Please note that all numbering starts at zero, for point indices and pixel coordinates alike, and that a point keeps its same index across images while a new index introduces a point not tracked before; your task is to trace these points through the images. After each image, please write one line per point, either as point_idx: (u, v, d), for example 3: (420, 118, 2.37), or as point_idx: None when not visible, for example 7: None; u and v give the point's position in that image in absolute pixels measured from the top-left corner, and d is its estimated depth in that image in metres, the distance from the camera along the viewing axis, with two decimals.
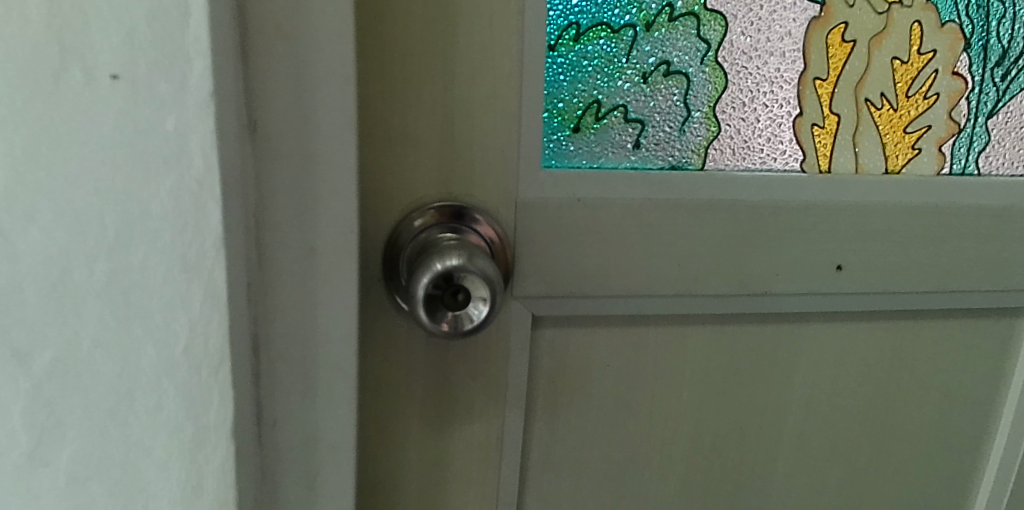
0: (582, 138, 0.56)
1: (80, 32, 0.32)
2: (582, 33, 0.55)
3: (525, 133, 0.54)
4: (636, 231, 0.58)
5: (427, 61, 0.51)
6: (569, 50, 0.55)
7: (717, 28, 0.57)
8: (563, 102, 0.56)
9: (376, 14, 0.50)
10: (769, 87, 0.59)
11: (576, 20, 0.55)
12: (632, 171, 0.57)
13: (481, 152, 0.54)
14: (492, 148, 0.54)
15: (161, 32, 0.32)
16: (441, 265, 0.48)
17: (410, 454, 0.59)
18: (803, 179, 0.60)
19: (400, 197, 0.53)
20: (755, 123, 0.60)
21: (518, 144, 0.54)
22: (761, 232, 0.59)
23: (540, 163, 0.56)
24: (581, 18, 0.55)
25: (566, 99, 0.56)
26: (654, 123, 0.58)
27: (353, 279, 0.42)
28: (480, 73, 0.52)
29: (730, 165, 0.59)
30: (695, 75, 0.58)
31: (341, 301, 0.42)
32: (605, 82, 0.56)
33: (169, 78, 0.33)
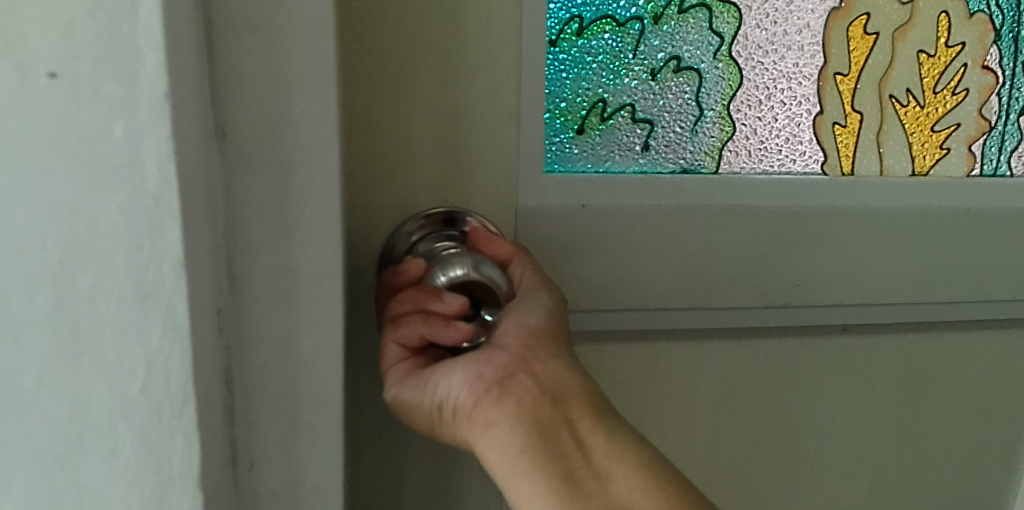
0: (586, 140, 0.52)
1: (12, 22, 0.27)
2: (586, 27, 0.51)
3: (525, 134, 0.50)
4: (647, 240, 0.53)
5: (417, 59, 0.47)
6: (573, 47, 0.51)
7: (731, 19, 0.53)
8: (566, 103, 0.52)
9: (362, 6, 0.45)
10: (788, 81, 0.55)
11: (579, 14, 0.51)
12: (641, 175, 0.53)
13: (477, 158, 0.49)
14: (490, 152, 0.50)
15: (107, 22, 0.28)
16: (493, 272, 0.45)
17: (405, 486, 0.54)
18: (825, 181, 0.55)
19: (390, 207, 0.49)
20: (772, 123, 0.55)
21: (518, 146, 0.50)
22: (779, 239, 0.55)
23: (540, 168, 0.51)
24: (585, 11, 0.51)
25: (569, 97, 0.52)
26: (663, 123, 0.54)
27: (337, 301, 0.37)
28: (476, 71, 0.48)
29: (746, 168, 0.55)
30: (707, 70, 0.53)
31: (324, 327, 0.37)
32: (611, 80, 0.52)
33: (117, 75, 0.28)
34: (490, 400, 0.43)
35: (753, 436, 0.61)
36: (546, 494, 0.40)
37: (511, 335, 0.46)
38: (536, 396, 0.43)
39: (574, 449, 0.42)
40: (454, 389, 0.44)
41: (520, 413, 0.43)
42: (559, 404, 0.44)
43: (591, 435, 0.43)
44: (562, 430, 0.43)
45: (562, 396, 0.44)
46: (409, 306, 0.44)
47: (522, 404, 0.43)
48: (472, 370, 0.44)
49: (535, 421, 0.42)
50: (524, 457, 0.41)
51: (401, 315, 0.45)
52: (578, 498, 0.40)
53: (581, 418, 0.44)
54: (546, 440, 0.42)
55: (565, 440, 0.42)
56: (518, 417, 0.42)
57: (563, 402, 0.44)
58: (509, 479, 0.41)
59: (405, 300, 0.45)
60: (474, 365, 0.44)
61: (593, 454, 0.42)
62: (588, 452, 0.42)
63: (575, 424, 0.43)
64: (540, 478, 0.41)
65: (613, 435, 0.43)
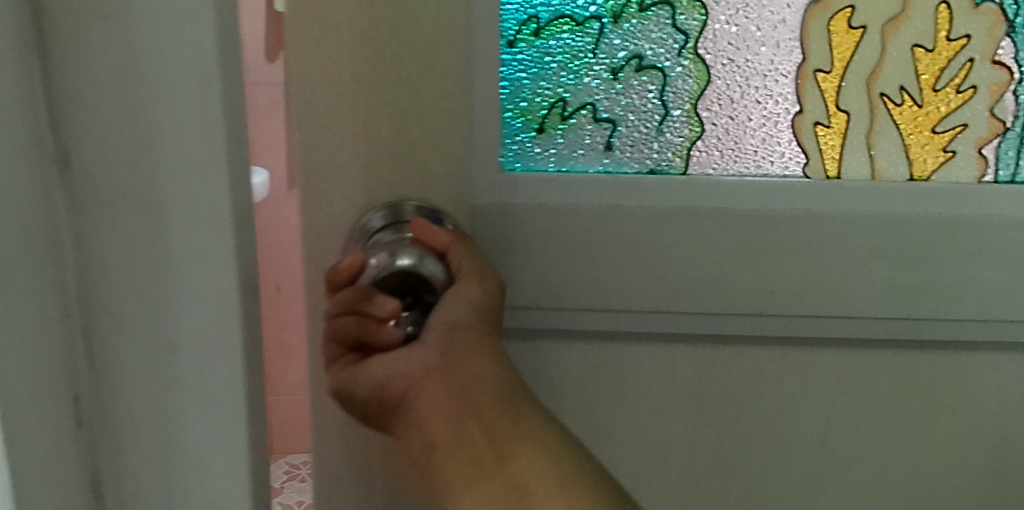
0: (548, 139, 0.52)
1: None
2: (544, 28, 0.50)
3: (478, 135, 0.51)
4: (605, 239, 0.52)
5: (362, 61, 0.47)
6: (529, 47, 0.51)
7: (693, 15, 0.50)
8: (525, 103, 0.52)
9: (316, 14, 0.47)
10: (764, 78, 0.51)
11: (536, 15, 0.50)
12: (601, 175, 0.52)
13: (434, 159, 0.50)
14: (445, 153, 0.50)
15: None
16: (432, 266, 0.48)
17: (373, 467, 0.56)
18: (805, 186, 0.51)
19: (349, 205, 0.51)
20: (747, 123, 0.52)
21: (473, 147, 0.51)
22: (755, 242, 0.52)
23: (496, 166, 0.52)
24: (542, 12, 0.50)
25: (528, 97, 0.52)
26: (626, 122, 0.53)
27: (230, 278, 0.41)
28: (426, 73, 0.48)
29: (718, 169, 0.52)
30: (672, 68, 0.51)
31: (211, 322, 0.42)
32: (570, 79, 0.52)
33: None
34: (406, 395, 0.45)
35: (730, 443, 0.59)
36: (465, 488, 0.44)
37: (434, 330, 0.46)
38: (446, 391, 0.44)
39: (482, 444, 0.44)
40: (378, 382, 0.46)
41: (435, 410, 0.44)
42: (467, 394, 0.44)
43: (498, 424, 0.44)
44: (469, 423, 0.44)
45: (473, 386, 0.44)
46: (345, 310, 0.46)
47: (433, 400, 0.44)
48: (394, 364, 0.46)
49: (443, 413, 0.44)
50: (441, 454, 0.44)
51: (337, 315, 0.46)
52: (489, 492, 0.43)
53: (490, 407, 0.44)
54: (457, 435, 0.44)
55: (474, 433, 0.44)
56: (434, 416, 0.44)
57: (473, 395, 0.44)
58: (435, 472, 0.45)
59: (340, 301, 0.46)
60: (398, 367, 0.45)
61: (502, 446, 0.44)
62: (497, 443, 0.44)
63: (484, 415, 0.44)
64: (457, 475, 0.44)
65: (522, 423, 0.44)
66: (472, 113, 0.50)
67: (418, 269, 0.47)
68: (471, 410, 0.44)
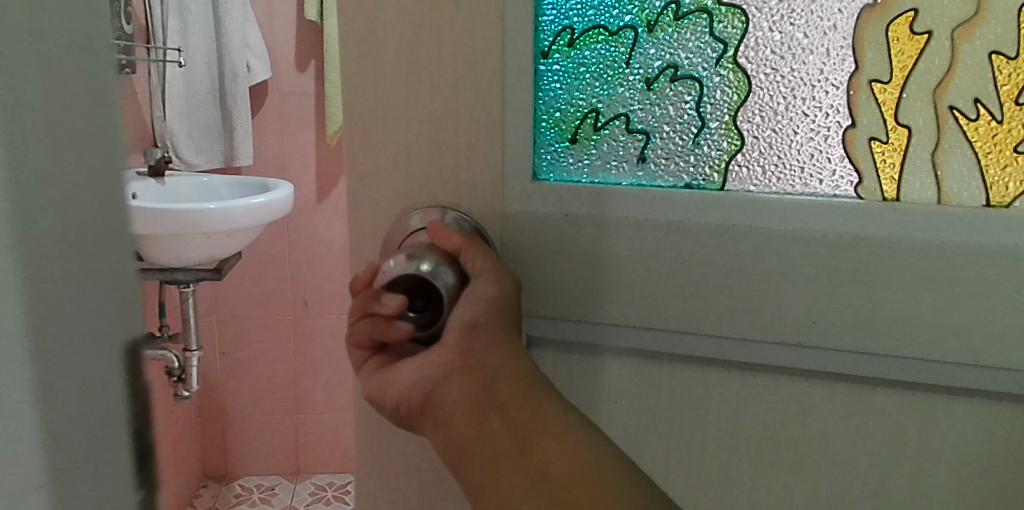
0: (581, 150, 0.49)
1: None
2: (583, 39, 0.48)
3: (511, 144, 0.48)
4: (642, 258, 0.48)
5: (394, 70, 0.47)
6: (565, 59, 0.48)
7: (732, 20, 0.46)
8: (556, 115, 0.49)
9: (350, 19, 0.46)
10: (820, 82, 0.45)
11: (576, 27, 0.48)
12: (632, 187, 0.49)
13: (465, 165, 0.48)
14: (478, 159, 0.48)
15: None
16: (440, 272, 0.44)
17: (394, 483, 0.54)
18: (868, 205, 0.45)
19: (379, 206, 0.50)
20: (792, 136, 0.47)
21: (503, 157, 0.48)
22: (808, 267, 0.46)
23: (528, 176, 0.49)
24: (584, 24, 0.48)
25: (560, 108, 0.49)
26: (661, 136, 0.49)
27: None
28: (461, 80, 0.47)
29: (757, 187, 0.47)
30: (706, 79, 0.47)
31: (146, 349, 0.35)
32: (605, 90, 0.48)
33: None
34: (433, 397, 0.44)
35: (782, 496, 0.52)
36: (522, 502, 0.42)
37: (451, 332, 0.44)
38: (482, 401, 0.43)
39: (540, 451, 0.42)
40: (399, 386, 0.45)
41: (470, 427, 0.43)
42: (509, 405, 0.43)
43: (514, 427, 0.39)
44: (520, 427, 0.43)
45: (511, 393, 0.43)
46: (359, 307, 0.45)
47: (461, 398, 0.43)
48: (414, 370, 0.45)
49: (472, 410, 0.43)
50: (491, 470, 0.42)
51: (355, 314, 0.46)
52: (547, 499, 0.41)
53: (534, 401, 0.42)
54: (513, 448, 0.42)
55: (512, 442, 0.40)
56: (471, 432, 0.43)
57: (511, 404, 0.43)
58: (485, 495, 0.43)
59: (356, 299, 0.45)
60: (425, 372, 0.44)
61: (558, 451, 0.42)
62: (541, 456, 0.42)
63: (522, 425, 0.42)
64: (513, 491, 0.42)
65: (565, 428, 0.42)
66: (505, 126, 0.47)
67: (439, 276, 0.45)
68: (499, 404, 0.43)
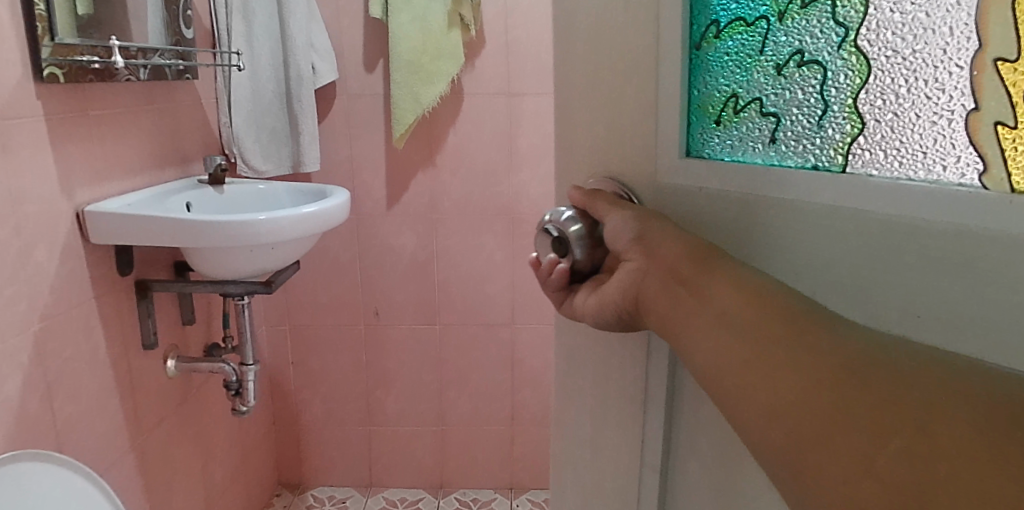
0: (724, 131, 0.29)
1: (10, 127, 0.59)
2: (735, 27, 0.28)
3: (649, 110, 0.29)
4: (780, 270, 0.26)
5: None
6: (726, 35, 0.28)
7: (857, 7, 0.24)
8: (700, 91, 0.29)
9: None
10: (948, 56, 0.22)
11: (726, 20, 0.28)
12: (753, 173, 0.27)
13: (588, 130, 0.32)
14: (620, 123, 0.30)
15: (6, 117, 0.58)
16: (563, 215, 0.31)
17: None
18: (982, 197, 0.20)
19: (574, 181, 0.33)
20: (916, 119, 0.23)
21: (655, 121, 0.29)
22: (857, 239, 0.23)
23: (657, 153, 0.30)
24: (733, 15, 0.28)
25: (712, 89, 0.29)
26: (787, 117, 0.26)
27: None
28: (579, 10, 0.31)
29: (884, 169, 0.23)
30: (836, 58, 0.24)
31: None
32: (749, 64, 0.28)
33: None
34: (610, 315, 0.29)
35: None
36: (838, 482, 0.18)
37: (581, 293, 0.31)
38: (671, 285, 0.26)
39: (974, 389, 0.18)
40: (615, 304, 0.29)
41: (665, 309, 0.26)
42: (703, 278, 0.24)
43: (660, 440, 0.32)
44: (821, 335, 0.21)
45: (693, 271, 0.25)
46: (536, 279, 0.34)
47: (656, 289, 0.26)
48: (575, 308, 0.31)
49: (665, 292, 0.26)
50: (829, 418, 0.19)
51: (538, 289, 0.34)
52: (899, 493, 0.17)
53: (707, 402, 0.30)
54: (962, 375, 0.18)
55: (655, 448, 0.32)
56: (669, 316, 0.25)
57: (691, 279, 0.25)
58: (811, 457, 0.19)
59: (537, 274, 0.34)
60: (628, 279, 0.28)
61: (945, 378, 0.18)
62: (738, 323, 0.22)
63: (704, 303, 0.24)
64: (847, 444, 0.19)
65: (807, 311, 0.22)
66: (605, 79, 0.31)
67: (556, 251, 0.32)
68: (683, 285, 0.25)
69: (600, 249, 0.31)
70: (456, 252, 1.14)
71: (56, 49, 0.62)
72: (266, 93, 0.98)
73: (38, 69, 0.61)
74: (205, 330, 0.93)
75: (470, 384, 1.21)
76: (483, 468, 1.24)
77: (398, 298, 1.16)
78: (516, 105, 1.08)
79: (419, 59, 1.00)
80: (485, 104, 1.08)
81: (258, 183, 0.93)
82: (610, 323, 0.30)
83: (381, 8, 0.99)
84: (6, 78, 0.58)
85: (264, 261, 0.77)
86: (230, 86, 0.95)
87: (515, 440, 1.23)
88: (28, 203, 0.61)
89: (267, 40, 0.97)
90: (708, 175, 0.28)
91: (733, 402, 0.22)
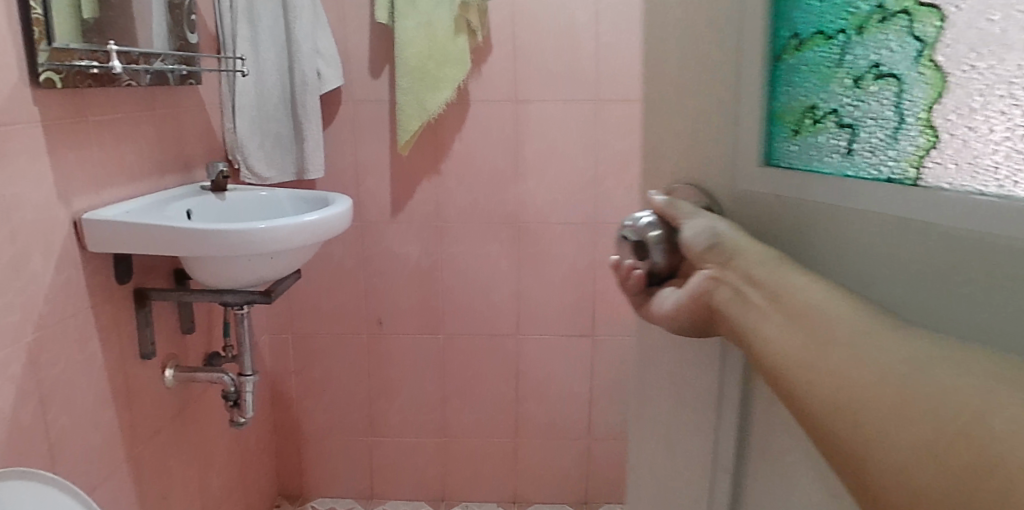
0: (800, 143, 0.28)
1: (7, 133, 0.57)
2: (815, 41, 0.27)
3: (726, 120, 0.30)
4: (852, 282, 0.25)
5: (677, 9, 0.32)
6: (807, 47, 0.27)
7: (935, 21, 0.23)
8: (780, 101, 0.29)
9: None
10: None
11: (806, 33, 0.27)
12: (825, 185, 0.26)
13: (672, 139, 0.33)
14: (700, 132, 0.31)
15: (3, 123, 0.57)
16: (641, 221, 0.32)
17: None
18: None
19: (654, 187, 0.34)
20: (996, 136, 0.21)
21: (733, 130, 0.30)
22: (916, 261, 0.23)
23: (734, 161, 0.30)
24: (812, 28, 0.27)
25: (790, 100, 0.28)
26: (863, 129, 0.25)
27: None
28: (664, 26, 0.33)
29: (957, 186, 0.22)
30: (914, 72, 0.24)
31: None
32: (827, 75, 0.27)
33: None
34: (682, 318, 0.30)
35: None
36: (895, 468, 0.20)
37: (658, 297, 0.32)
38: (737, 287, 0.27)
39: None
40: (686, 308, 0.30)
41: (732, 310, 0.27)
42: (776, 284, 0.25)
43: (726, 448, 0.32)
44: (881, 331, 0.22)
45: (760, 271, 0.26)
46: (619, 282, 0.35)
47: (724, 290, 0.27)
48: (652, 310, 0.33)
49: (731, 293, 0.27)
50: (886, 408, 0.20)
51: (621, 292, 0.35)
52: (950, 478, 0.18)
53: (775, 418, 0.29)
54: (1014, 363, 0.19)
55: (724, 449, 0.32)
56: (735, 317, 0.27)
57: (758, 281, 0.26)
58: (864, 461, 0.21)
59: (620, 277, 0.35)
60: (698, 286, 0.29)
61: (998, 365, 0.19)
62: (813, 327, 0.23)
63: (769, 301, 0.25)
64: (893, 438, 0.20)
65: (880, 321, 0.22)
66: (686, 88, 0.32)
67: (636, 255, 0.33)
68: (748, 285, 0.26)
69: (675, 255, 0.32)
70: (460, 261, 1.13)
71: (53, 54, 0.61)
72: (271, 99, 0.97)
73: (35, 74, 0.60)
74: (205, 340, 0.92)
75: (474, 395, 1.19)
76: (486, 481, 1.22)
77: (401, 307, 1.15)
78: (523, 113, 1.07)
79: (425, 67, 0.99)
80: (491, 111, 1.07)
81: (260, 190, 0.91)
82: (682, 327, 0.31)
83: (387, 13, 0.98)
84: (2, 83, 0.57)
85: (263, 270, 0.75)
86: (235, 92, 0.94)
87: (519, 453, 1.21)
88: (24, 210, 0.59)
89: (272, 45, 0.95)
90: (785, 185, 0.28)
91: (797, 399, 0.23)
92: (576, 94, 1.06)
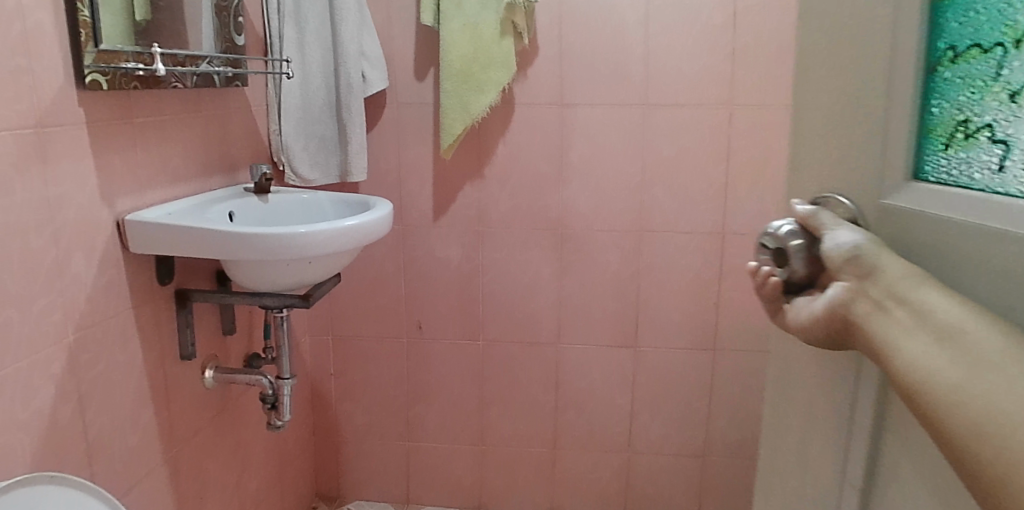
0: (950, 156, 0.28)
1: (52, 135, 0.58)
2: (971, 54, 0.27)
3: (874, 134, 0.31)
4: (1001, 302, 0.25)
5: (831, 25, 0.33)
6: (963, 59, 0.27)
7: None
8: (933, 114, 0.29)
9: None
10: None
11: (963, 46, 0.27)
12: (973, 201, 0.26)
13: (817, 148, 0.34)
14: (848, 144, 0.32)
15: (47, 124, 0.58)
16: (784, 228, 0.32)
17: None
18: None
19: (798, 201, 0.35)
20: None
21: (881, 142, 0.30)
22: None
23: (881, 172, 0.30)
24: (969, 41, 0.27)
25: (943, 113, 0.28)
26: (1018, 145, 0.25)
27: None
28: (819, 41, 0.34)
29: None
30: None
31: None
32: (984, 89, 0.27)
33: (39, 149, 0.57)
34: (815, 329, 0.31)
35: None
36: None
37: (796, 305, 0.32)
38: (876, 306, 0.27)
39: None
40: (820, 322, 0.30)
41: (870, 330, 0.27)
42: (919, 306, 0.26)
43: (859, 464, 0.32)
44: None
45: (902, 290, 0.26)
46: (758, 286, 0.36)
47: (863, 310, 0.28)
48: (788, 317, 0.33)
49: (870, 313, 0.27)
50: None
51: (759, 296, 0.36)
52: None
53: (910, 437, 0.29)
54: None
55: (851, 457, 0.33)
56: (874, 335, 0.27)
57: (900, 301, 0.26)
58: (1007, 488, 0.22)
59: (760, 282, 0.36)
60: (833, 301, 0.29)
61: None
62: (959, 350, 0.24)
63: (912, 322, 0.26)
64: None
65: None
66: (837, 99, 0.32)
67: (776, 263, 0.34)
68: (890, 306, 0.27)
69: (816, 266, 0.32)
70: (501, 267, 1.11)
71: (99, 56, 0.61)
72: (315, 101, 0.96)
73: (81, 76, 0.60)
74: (245, 340, 0.92)
75: (512, 404, 1.17)
76: (523, 491, 1.20)
77: (442, 312, 1.14)
78: (569, 117, 1.04)
79: (469, 70, 0.97)
80: (536, 114, 1.04)
81: (301, 192, 0.91)
82: (812, 339, 0.31)
83: (432, 15, 0.97)
84: (47, 84, 0.57)
85: (302, 274, 0.75)
86: (280, 94, 0.94)
87: (557, 465, 1.18)
88: (68, 210, 0.60)
89: (318, 47, 0.95)
90: (931, 200, 0.28)
91: (935, 412, 0.24)
92: (623, 98, 1.03)
